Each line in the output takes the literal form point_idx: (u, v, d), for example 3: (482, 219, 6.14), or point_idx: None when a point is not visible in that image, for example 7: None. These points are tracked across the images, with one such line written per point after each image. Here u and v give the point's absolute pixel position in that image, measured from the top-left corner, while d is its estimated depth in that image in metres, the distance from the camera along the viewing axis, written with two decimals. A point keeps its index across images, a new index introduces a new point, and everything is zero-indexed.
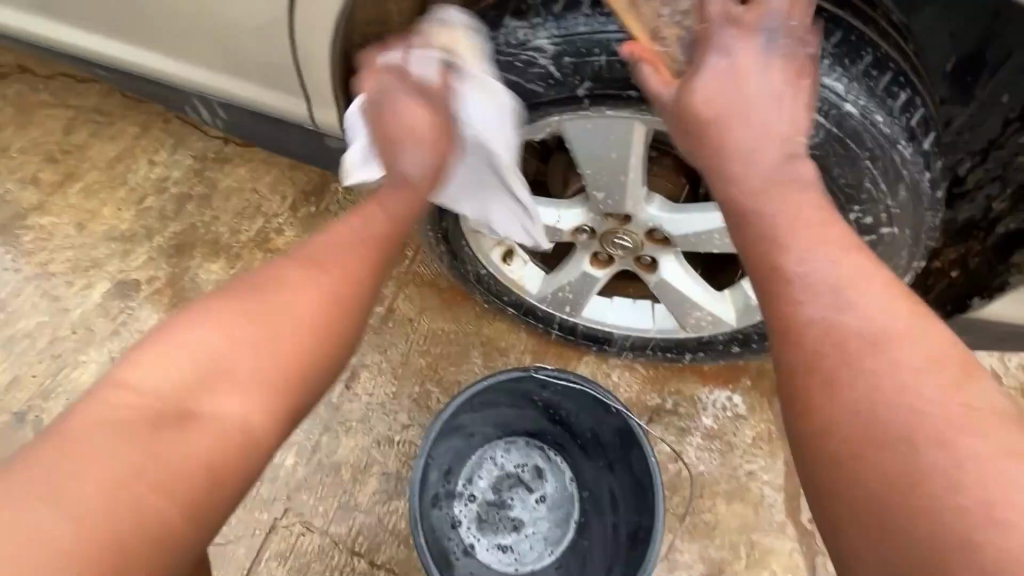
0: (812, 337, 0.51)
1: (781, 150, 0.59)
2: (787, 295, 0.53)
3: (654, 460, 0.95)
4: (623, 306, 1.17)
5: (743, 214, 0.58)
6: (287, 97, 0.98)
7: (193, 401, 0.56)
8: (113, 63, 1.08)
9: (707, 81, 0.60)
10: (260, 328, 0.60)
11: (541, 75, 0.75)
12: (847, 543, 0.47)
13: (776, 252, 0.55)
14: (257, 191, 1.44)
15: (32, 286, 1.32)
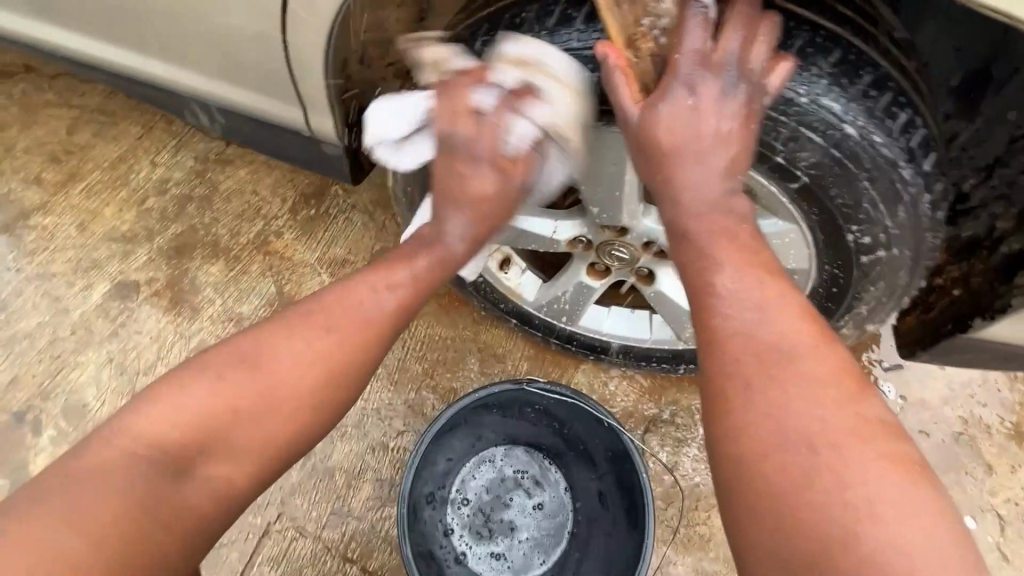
0: (735, 345, 0.56)
1: (722, 181, 0.63)
2: (715, 308, 0.58)
3: (645, 477, 0.94)
4: (620, 315, 1.17)
5: (684, 236, 0.63)
6: (283, 103, 0.97)
7: (197, 449, 0.63)
8: (112, 66, 1.09)
9: (667, 111, 0.62)
10: (259, 391, 0.67)
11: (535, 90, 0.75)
12: (745, 533, 0.51)
13: (708, 269, 0.59)
14: (258, 193, 1.44)
15: (33, 286, 1.33)
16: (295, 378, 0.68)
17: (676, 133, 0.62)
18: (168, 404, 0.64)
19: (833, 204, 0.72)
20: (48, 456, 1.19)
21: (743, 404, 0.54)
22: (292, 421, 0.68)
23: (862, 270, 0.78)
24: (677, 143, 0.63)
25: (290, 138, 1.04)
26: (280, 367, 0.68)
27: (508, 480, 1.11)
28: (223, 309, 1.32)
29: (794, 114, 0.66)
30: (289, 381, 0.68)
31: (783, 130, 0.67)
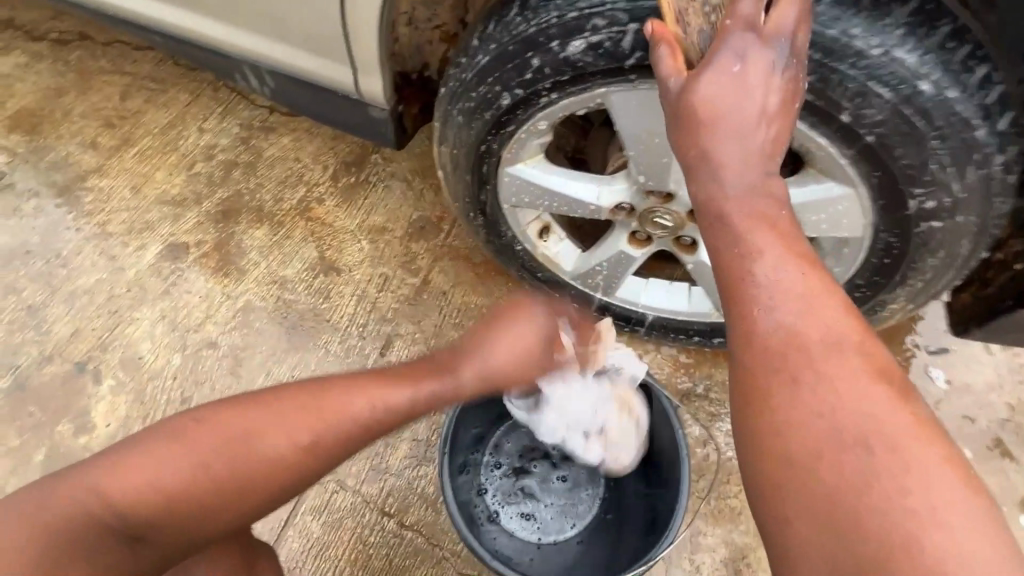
0: (774, 341, 0.54)
1: (759, 163, 0.60)
2: (753, 301, 0.56)
3: (682, 437, 0.98)
4: (658, 287, 1.17)
5: (721, 223, 0.60)
6: (332, 65, 0.99)
7: (160, 522, 0.61)
8: (171, 31, 1.13)
9: (711, 84, 0.60)
10: (236, 483, 0.63)
11: (592, 44, 0.73)
12: (793, 537, 0.49)
13: (746, 260, 0.58)
14: (300, 160, 1.48)
15: (91, 244, 1.38)
16: (271, 474, 0.65)
17: (720, 102, 0.59)
18: (152, 462, 0.61)
19: (896, 166, 0.71)
20: (107, 405, 1.21)
21: (783, 404, 0.53)
22: (252, 514, 0.66)
23: (922, 237, 0.77)
24: (719, 114, 0.60)
25: (337, 102, 1.06)
26: (267, 454, 0.65)
27: (541, 446, 1.14)
28: (267, 272, 1.36)
29: (863, 69, 0.65)
30: (268, 473, 0.65)
31: (852, 85, 0.66)
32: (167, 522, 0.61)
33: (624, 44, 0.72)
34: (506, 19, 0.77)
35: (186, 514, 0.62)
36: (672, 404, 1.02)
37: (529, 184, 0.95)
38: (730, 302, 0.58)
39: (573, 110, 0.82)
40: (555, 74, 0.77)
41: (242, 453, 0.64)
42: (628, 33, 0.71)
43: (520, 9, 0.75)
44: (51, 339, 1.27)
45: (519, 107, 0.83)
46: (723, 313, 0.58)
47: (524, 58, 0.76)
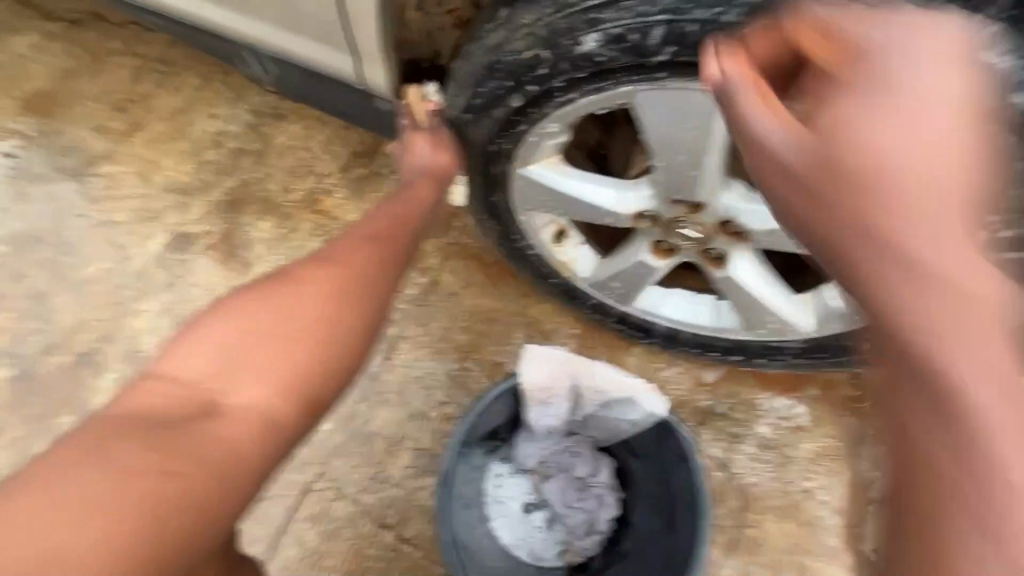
0: (924, 337, 0.38)
1: (921, 80, 0.43)
2: (901, 298, 0.40)
3: (702, 481, 0.92)
4: (681, 298, 1.08)
5: (864, 176, 0.42)
6: (334, 53, 0.92)
7: (206, 395, 0.60)
8: (174, 14, 1.07)
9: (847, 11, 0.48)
10: (273, 327, 0.64)
11: (614, 38, 0.64)
12: None
13: (906, 227, 0.40)
14: (310, 150, 1.42)
15: (99, 233, 1.35)
16: (299, 323, 0.65)
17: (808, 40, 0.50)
18: (191, 346, 0.63)
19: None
20: (109, 399, 1.19)
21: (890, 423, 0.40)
22: (295, 378, 0.62)
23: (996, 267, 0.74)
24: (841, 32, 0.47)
25: (344, 93, 1.00)
26: (287, 310, 0.65)
27: (551, 468, 1.06)
28: (273, 266, 1.32)
29: None
30: (300, 323, 0.64)
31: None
32: (216, 385, 0.60)
33: (652, 39, 0.63)
34: (503, 16, 0.67)
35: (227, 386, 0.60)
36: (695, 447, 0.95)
37: (543, 186, 0.86)
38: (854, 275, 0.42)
39: (592, 109, 0.72)
40: (571, 69, 0.68)
41: (259, 302, 0.66)
42: (657, 25, 0.62)
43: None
44: (57, 328, 1.26)
45: (531, 106, 0.73)
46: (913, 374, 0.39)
47: (534, 53, 0.67)
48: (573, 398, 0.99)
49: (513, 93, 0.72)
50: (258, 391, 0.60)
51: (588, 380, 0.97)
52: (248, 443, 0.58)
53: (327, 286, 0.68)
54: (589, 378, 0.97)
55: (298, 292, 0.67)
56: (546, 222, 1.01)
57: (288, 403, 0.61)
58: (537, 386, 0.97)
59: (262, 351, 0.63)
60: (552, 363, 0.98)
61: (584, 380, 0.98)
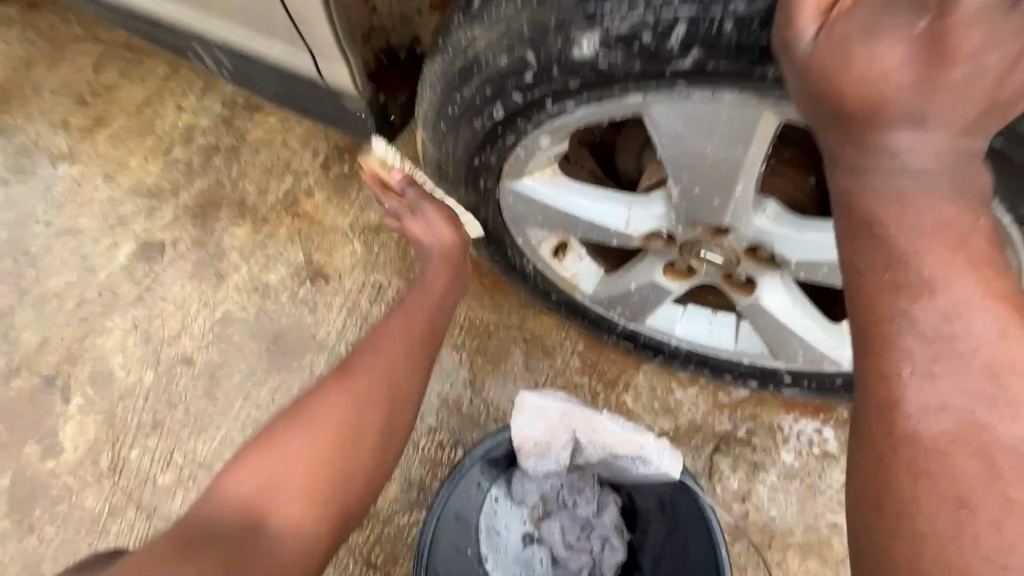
0: (978, 539, 0.35)
1: (962, 211, 0.38)
2: (953, 489, 0.36)
3: (717, 534, 0.82)
4: (698, 316, 0.95)
5: (915, 327, 0.37)
6: (290, 49, 0.82)
7: (250, 514, 0.55)
8: (129, 7, 0.96)
9: (937, 61, 0.36)
10: (332, 436, 0.60)
11: (619, 38, 0.49)
12: None
13: (960, 406, 0.37)
14: (288, 145, 1.29)
15: (61, 242, 1.24)
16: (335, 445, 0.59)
17: (882, 85, 0.36)
18: (251, 461, 0.57)
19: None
20: (76, 426, 1.11)
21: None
22: (336, 488, 0.59)
23: None
24: (911, 103, 0.37)
25: (309, 91, 0.89)
26: (315, 433, 0.59)
27: (551, 505, 0.96)
28: (248, 277, 1.20)
29: None
30: (355, 432, 0.61)
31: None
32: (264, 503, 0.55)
33: (671, 40, 0.48)
34: (478, 7, 0.56)
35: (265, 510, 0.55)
36: (718, 521, 0.82)
37: (539, 205, 0.73)
38: (898, 447, 0.38)
39: (592, 120, 0.59)
40: (564, 76, 0.54)
41: (316, 413, 0.61)
42: (677, 22, 0.47)
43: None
44: (20, 348, 1.17)
45: (516, 118, 0.60)
46: (874, 369, 0.38)
47: (518, 55, 0.54)
48: (576, 447, 0.89)
49: (494, 103, 0.59)
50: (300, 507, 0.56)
51: (588, 430, 0.87)
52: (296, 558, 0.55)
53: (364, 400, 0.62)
54: (593, 427, 0.87)
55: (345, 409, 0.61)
56: (544, 236, 0.88)
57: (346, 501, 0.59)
58: (532, 440, 0.87)
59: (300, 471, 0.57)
60: (551, 408, 0.88)
61: (588, 431, 0.87)
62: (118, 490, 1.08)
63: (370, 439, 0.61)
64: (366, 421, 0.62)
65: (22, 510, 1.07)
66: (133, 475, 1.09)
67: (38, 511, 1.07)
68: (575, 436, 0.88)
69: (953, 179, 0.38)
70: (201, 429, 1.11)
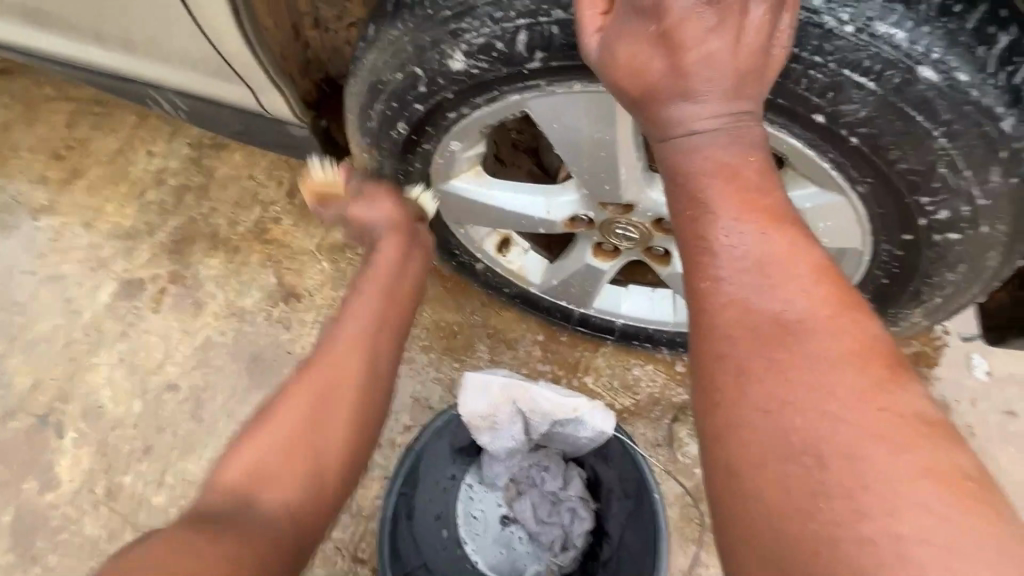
0: (753, 400, 0.42)
1: (741, 151, 0.47)
2: (738, 365, 0.43)
3: (660, 498, 0.88)
4: (639, 294, 1.03)
5: (704, 242, 0.46)
6: (233, 87, 0.92)
7: (245, 497, 0.56)
8: (85, 63, 1.04)
9: (677, 51, 0.46)
10: (318, 401, 0.62)
11: (480, 48, 0.59)
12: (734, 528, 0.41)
13: (738, 297, 0.44)
14: (254, 177, 1.37)
15: (47, 288, 1.32)
16: (311, 426, 0.61)
17: (647, 77, 0.47)
18: (259, 435, 0.60)
19: (895, 172, 0.59)
20: (71, 459, 1.17)
21: (727, 490, 0.42)
22: (321, 466, 0.60)
23: (936, 252, 0.64)
24: (676, 85, 0.46)
25: (254, 122, 0.99)
26: (302, 400, 0.62)
27: (523, 484, 1.02)
28: (225, 302, 1.28)
29: (834, 53, 0.52)
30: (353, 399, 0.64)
31: (821, 76, 0.53)
32: (269, 467, 0.58)
33: (519, 45, 0.58)
34: (370, 34, 0.65)
35: (258, 490, 0.57)
36: (651, 469, 0.91)
37: (466, 203, 0.81)
38: (699, 339, 0.46)
39: (488, 120, 0.68)
40: (448, 85, 0.63)
41: (323, 369, 0.65)
42: (519, 30, 0.56)
43: (392, 15, 0.61)
44: (14, 392, 1.23)
45: (425, 124, 0.69)
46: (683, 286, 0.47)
47: (408, 71, 0.63)
48: (522, 419, 0.97)
49: (402, 116, 0.68)
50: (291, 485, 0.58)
51: (527, 400, 0.95)
52: (294, 531, 0.56)
53: (338, 370, 0.64)
54: (533, 397, 0.95)
55: (340, 363, 0.65)
56: (486, 233, 0.95)
57: (343, 456, 0.62)
58: (480, 415, 0.95)
59: (286, 452, 0.59)
60: (493, 383, 0.96)
61: (529, 400, 0.95)
62: (116, 514, 1.14)
63: (347, 409, 0.63)
64: (347, 378, 0.64)
65: (25, 543, 1.12)
66: (128, 498, 1.15)
67: (40, 542, 1.12)
68: (518, 407, 0.96)
69: (734, 130, 0.47)
70: (191, 449, 1.18)
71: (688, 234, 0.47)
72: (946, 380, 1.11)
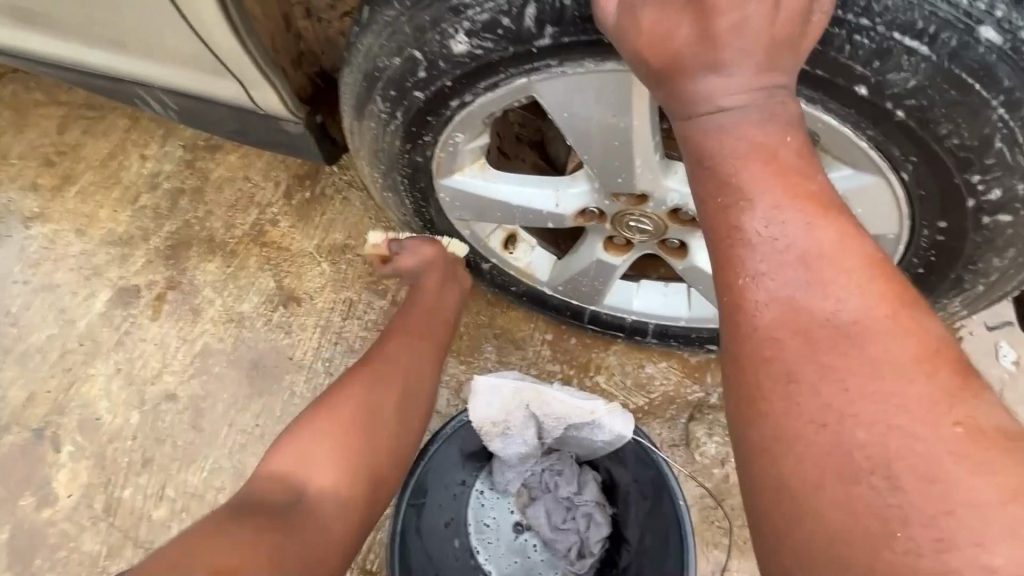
0: (809, 410, 0.38)
1: (775, 131, 0.43)
2: (784, 369, 0.39)
3: (683, 503, 0.84)
4: (652, 290, 0.99)
5: (740, 234, 0.42)
6: (224, 83, 0.88)
7: (297, 481, 0.60)
8: (72, 63, 1.00)
9: (707, 16, 0.42)
10: (365, 403, 0.68)
11: (484, 26, 0.55)
12: (786, 553, 0.37)
13: (784, 296, 0.40)
14: (250, 179, 1.33)
15: (40, 298, 1.28)
16: (358, 426, 0.66)
17: (673, 43, 0.43)
18: (314, 427, 0.65)
19: (943, 147, 0.54)
20: (68, 473, 1.14)
21: (775, 512, 0.38)
22: (363, 472, 0.64)
23: (985, 234, 0.60)
24: (703, 55, 0.43)
25: (248, 119, 0.95)
26: (351, 404, 0.68)
27: (535, 490, 0.99)
28: (223, 309, 1.24)
29: (883, 16, 0.48)
30: (400, 408, 0.71)
31: (868, 40, 0.49)
32: (321, 452, 0.63)
33: (526, 21, 0.54)
34: (366, 17, 0.61)
35: (308, 476, 0.61)
36: (671, 469, 0.88)
37: (470, 198, 0.77)
38: (735, 342, 0.42)
39: (492, 107, 0.64)
40: (450, 69, 0.59)
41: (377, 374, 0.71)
42: (527, 3, 0.52)
43: None
44: (8, 405, 1.20)
45: (425, 112, 0.65)
46: (714, 281, 0.43)
47: (407, 55, 0.59)
48: (535, 420, 0.93)
49: (400, 104, 0.64)
50: (330, 479, 0.61)
51: (537, 401, 0.91)
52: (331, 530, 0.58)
53: (384, 383, 0.71)
54: (544, 398, 0.92)
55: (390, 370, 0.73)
56: (492, 230, 0.91)
57: (386, 454, 0.67)
58: (490, 420, 0.90)
59: (337, 447, 0.64)
60: (503, 384, 0.92)
61: (540, 401, 0.91)
62: (114, 530, 1.10)
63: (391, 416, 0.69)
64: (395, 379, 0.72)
65: (22, 560, 1.09)
66: (127, 513, 1.11)
67: (38, 560, 1.09)
68: (529, 409, 0.92)
69: (767, 105, 0.43)
70: (191, 461, 1.14)
71: (725, 226, 0.43)
72: None
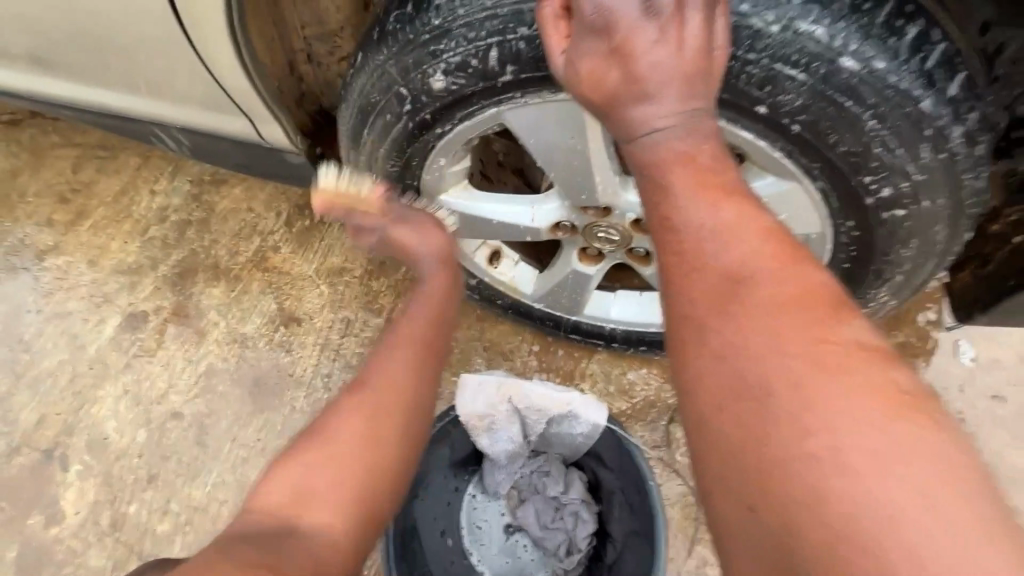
0: (712, 347, 0.46)
1: (693, 138, 0.52)
2: (696, 316, 0.47)
3: (654, 488, 0.92)
4: (628, 298, 1.07)
5: (666, 217, 0.51)
6: (233, 119, 0.98)
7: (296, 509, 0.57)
8: (93, 105, 1.11)
9: (629, 59, 0.53)
10: (365, 424, 0.63)
11: (456, 66, 0.65)
12: (708, 467, 0.45)
13: (694, 258, 0.49)
14: (253, 210, 1.42)
15: (52, 325, 1.35)
16: (359, 450, 0.62)
17: (606, 83, 0.54)
18: (310, 454, 0.61)
19: (836, 154, 0.64)
20: (76, 492, 1.18)
21: (698, 435, 0.46)
22: (366, 496, 0.60)
23: (888, 228, 0.69)
24: (632, 89, 0.53)
25: (253, 151, 1.05)
26: (348, 429, 0.62)
27: (524, 491, 1.04)
28: (227, 330, 1.31)
29: (764, 52, 0.58)
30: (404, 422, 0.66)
31: (756, 70, 0.59)
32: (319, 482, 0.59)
33: (491, 61, 0.63)
34: (358, 63, 0.71)
35: (305, 506, 0.57)
36: (647, 462, 0.94)
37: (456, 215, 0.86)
38: (666, 303, 0.50)
39: (471, 133, 0.73)
40: (431, 102, 0.69)
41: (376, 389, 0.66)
42: (491, 47, 0.62)
43: (377, 42, 0.68)
44: (20, 427, 1.25)
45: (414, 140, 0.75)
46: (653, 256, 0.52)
47: (394, 92, 0.69)
48: (520, 415, 0.99)
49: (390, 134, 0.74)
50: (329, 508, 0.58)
51: (521, 395, 0.98)
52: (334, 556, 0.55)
53: (384, 398, 0.65)
54: (526, 393, 0.98)
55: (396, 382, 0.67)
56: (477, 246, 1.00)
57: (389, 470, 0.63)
58: (477, 415, 0.97)
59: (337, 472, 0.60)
60: (490, 383, 0.98)
61: (523, 395, 0.98)
62: (120, 545, 1.15)
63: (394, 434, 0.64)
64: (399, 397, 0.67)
65: None
66: (132, 528, 1.16)
67: None
68: (512, 404, 0.99)
69: (687, 121, 0.53)
70: (194, 476, 1.19)
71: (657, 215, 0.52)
72: (935, 367, 1.14)
